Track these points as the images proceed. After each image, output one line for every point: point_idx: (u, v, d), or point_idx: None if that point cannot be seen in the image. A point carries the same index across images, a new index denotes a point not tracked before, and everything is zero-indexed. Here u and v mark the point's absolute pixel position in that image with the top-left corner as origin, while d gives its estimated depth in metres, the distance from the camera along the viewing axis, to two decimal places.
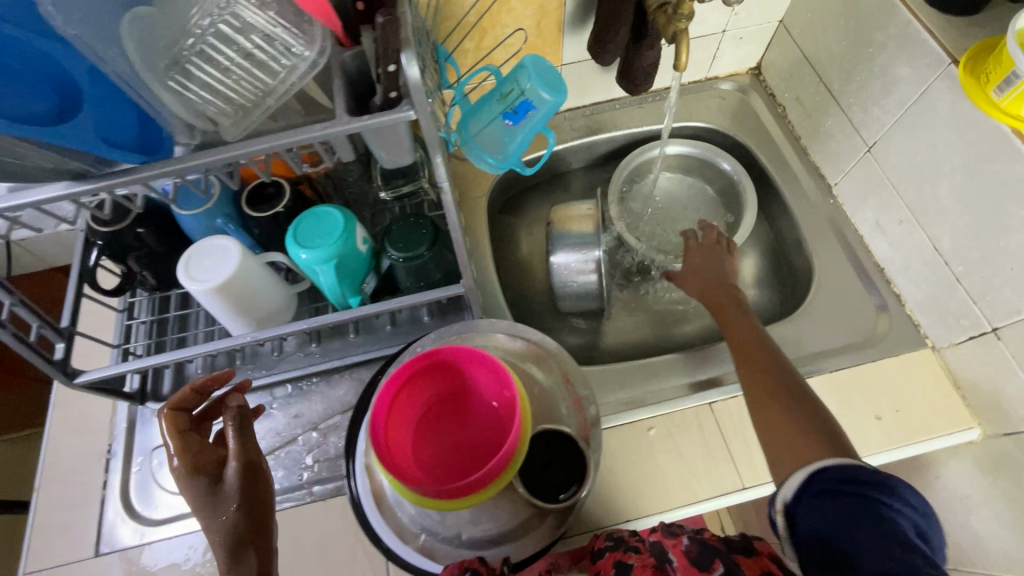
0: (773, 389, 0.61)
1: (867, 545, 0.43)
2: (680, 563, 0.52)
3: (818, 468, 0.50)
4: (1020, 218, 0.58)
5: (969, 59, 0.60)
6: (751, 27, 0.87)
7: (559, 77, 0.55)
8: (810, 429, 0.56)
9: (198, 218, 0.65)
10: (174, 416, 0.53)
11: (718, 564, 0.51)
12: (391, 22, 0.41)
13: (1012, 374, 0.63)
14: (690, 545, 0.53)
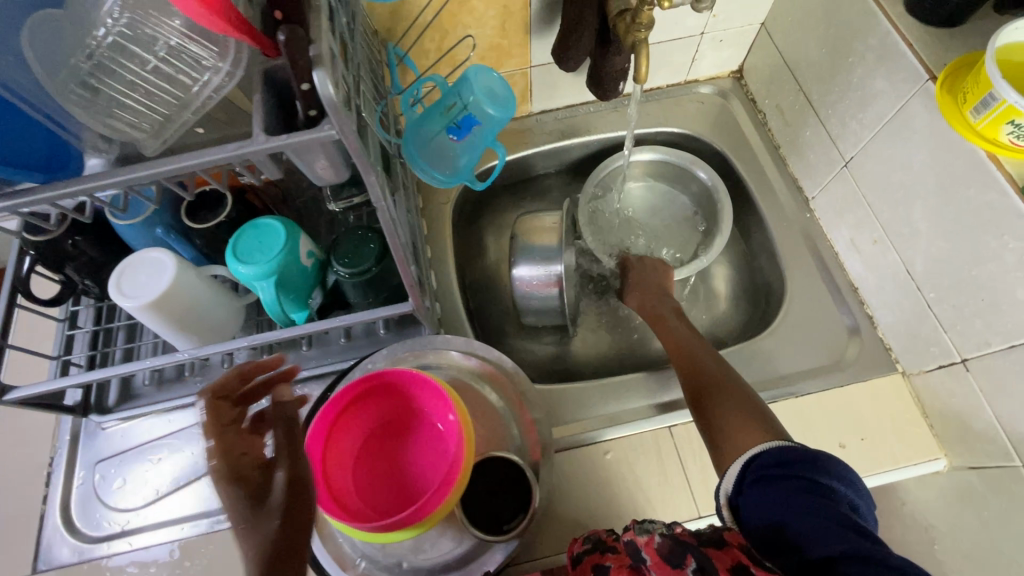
0: (706, 387, 0.63)
1: (804, 529, 0.43)
2: (653, 564, 0.46)
3: (756, 457, 0.51)
4: (992, 247, 0.55)
5: (948, 76, 0.57)
6: (731, 29, 0.83)
7: (506, 92, 0.55)
8: (746, 414, 0.57)
9: (136, 228, 0.62)
10: (219, 404, 0.45)
11: (691, 559, 0.46)
12: (303, 39, 0.37)
13: (979, 407, 0.60)
14: (660, 542, 0.47)
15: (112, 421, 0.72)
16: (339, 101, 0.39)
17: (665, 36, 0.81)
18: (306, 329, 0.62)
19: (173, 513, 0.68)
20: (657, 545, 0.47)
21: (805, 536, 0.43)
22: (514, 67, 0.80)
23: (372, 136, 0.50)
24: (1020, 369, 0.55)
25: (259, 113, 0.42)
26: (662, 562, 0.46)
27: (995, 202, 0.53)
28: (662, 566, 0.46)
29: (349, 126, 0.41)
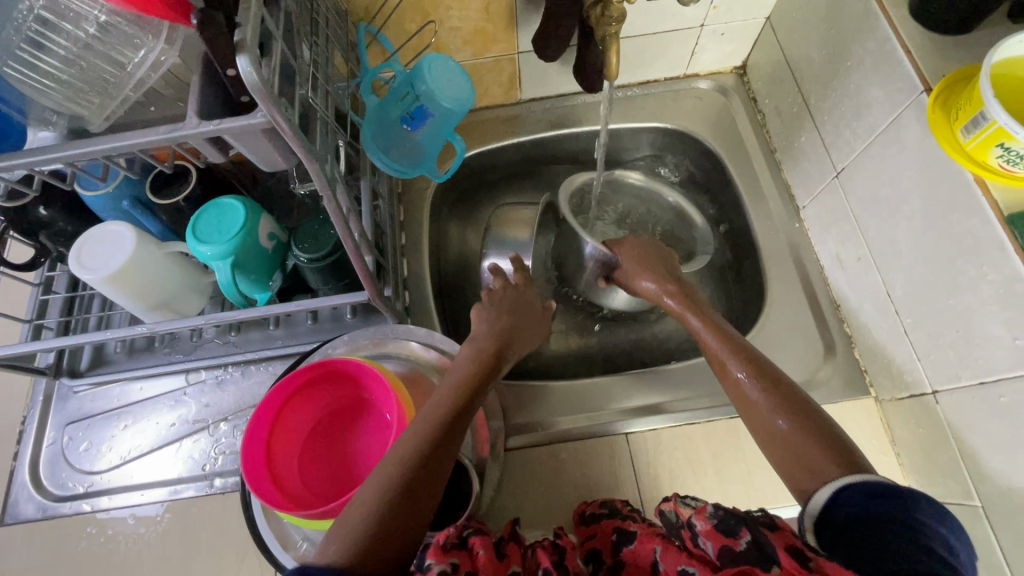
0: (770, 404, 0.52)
1: (888, 540, 0.39)
2: (704, 529, 0.46)
3: (840, 485, 0.44)
4: (971, 276, 0.51)
5: (944, 89, 0.53)
6: (734, 23, 0.79)
7: (458, 74, 0.56)
8: (824, 445, 0.48)
9: (103, 200, 0.62)
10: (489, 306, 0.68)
11: (746, 532, 0.44)
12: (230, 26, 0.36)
13: (944, 441, 0.58)
14: (715, 511, 0.47)
15: (83, 386, 0.74)
16: (266, 87, 0.38)
17: (662, 27, 0.77)
18: (264, 311, 0.62)
19: (133, 480, 0.70)
20: (709, 513, 0.47)
21: (888, 551, 0.38)
22: (500, 53, 0.77)
23: (320, 124, 0.49)
24: (988, 407, 0.52)
25: (193, 96, 0.41)
26: (714, 528, 0.46)
27: (977, 229, 0.50)
28: (713, 534, 0.45)
29: (281, 111, 0.40)
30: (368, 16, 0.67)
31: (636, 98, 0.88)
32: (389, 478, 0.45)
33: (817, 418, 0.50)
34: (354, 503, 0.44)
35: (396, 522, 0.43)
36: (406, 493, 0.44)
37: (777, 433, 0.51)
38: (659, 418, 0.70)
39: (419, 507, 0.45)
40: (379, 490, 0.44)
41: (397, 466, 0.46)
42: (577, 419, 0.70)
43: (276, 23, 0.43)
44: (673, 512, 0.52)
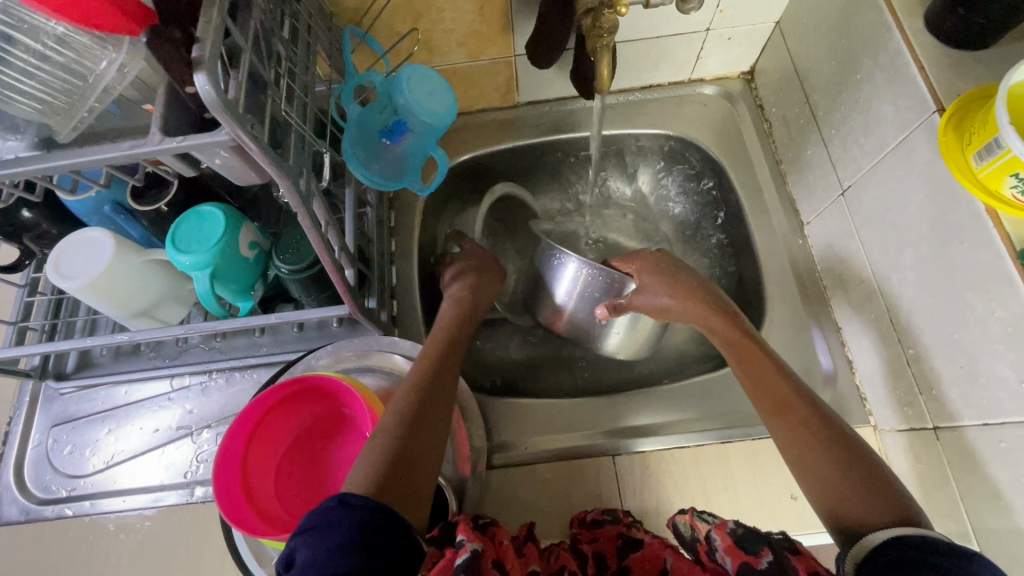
0: (819, 438, 0.51)
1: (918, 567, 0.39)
2: (722, 544, 0.51)
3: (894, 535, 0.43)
4: (978, 312, 0.49)
5: (957, 110, 0.50)
6: (741, 27, 0.75)
7: (436, 85, 0.55)
8: (858, 483, 0.48)
9: (84, 204, 0.61)
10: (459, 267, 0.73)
11: (767, 551, 0.49)
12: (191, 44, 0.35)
13: (944, 479, 0.55)
14: (736, 527, 0.51)
15: (69, 388, 0.73)
16: (227, 105, 0.36)
17: (666, 31, 0.74)
18: (243, 322, 0.61)
19: (117, 485, 0.70)
20: (731, 529, 0.52)
21: None
22: (496, 56, 0.74)
23: (293, 137, 0.47)
24: (991, 449, 0.50)
25: (156, 112, 0.39)
26: (734, 544, 0.50)
27: (986, 263, 0.47)
28: (733, 549, 0.50)
29: (246, 129, 0.39)
30: (356, 17, 0.65)
31: (637, 103, 0.85)
32: (397, 423, 0.52)
33: (867, 466, 0.49)
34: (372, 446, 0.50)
35: (414, 460, 0.50)
36: (415, 434, 0.51)
37: (823, 473, 0.50)
38: (648, 440, 0.68)
39: (430, 448, 0.52)
40: (393, 432, 0.51)
41: (402, 412, 0.53)
42: (563, 439, 0.69)
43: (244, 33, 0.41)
44: (687, 526, 0.56)
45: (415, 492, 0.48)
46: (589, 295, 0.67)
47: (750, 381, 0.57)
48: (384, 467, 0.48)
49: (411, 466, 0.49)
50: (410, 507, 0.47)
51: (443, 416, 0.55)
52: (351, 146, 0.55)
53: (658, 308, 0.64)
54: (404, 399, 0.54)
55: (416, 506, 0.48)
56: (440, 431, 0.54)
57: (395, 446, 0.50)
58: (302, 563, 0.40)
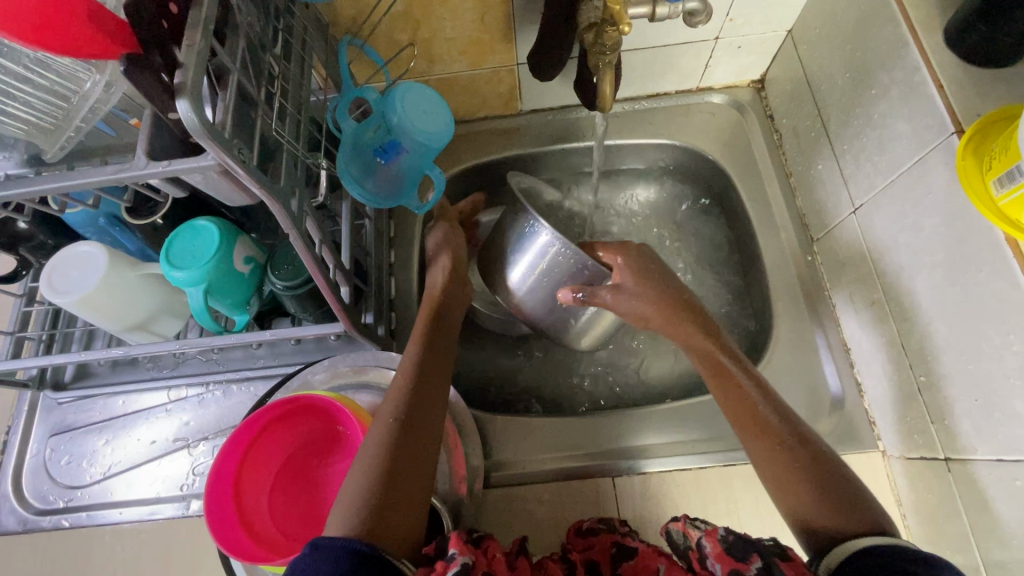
0: (790, 462, 0.49)
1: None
2: (713, 552, 0.46)
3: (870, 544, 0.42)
4: (994, 343, 0.47)
5: (977, 131, 0.48)
6: (752, 36, 0.72)
7: (431, 102, 0.56)
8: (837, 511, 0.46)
9: (79, 218, 0.60)
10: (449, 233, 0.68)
11: (755, 557, 0.44)
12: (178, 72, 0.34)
13: (954, 512, 0.54)
14: (726, 534, 0.47)
15: (68, 398, 0.73)
16: (212, 130, 0.35)
17: (673, 40, 0.71)
18: (238, 338, 0.60)
19: (113, 497, 0.69)
20: (720, 535, 0.47)
21: None
22: (498, 64, 0.72)
23: (285, 157, 0.46)
24: (1005, 485, 0.48)
25: (142, 135, 0.38)
26: (723, 551, 0.46)
27: (1005, 293, 0.45)
28: (721, 555, 0.46)
29: (232, 154, 0.38)
30: (354, 27, 0.63)
31: (643, 112, 0.83)
32: (376, 452, 0.48)
33: (841, 481, 0.48)
34: (354, 479, 0.47)
35: (399, 491, 0.46)
36: (397, 461, 0.48)
37: (793, 487, 0.48)
38: (649, 461, 0.66)
39: (415, 473, 0.48)
40: (370, 464, 0.48)
41: (380, 443, 0.49)
42: (562, 457, 0.67)
43: (232, 54, 0.40)
44: (680, 534, 0.52)
45: (398, 522, 0.45)
46: (553, 277, 0.62)
47: (729, 407, 0.53)
48: (369, 501, 0.45)
49: (395, 498, 0.46)
50: (391, 537, 0.44)
51: (429, 440, 0.51)
52: (346, 163, 0.54)
53: (635, 314, 0.59)
54: (379, 426, 0.51)
55: (402, 535, 0.45)
56: (431, 444, 0.51)
57: (379, 480, 0.46)
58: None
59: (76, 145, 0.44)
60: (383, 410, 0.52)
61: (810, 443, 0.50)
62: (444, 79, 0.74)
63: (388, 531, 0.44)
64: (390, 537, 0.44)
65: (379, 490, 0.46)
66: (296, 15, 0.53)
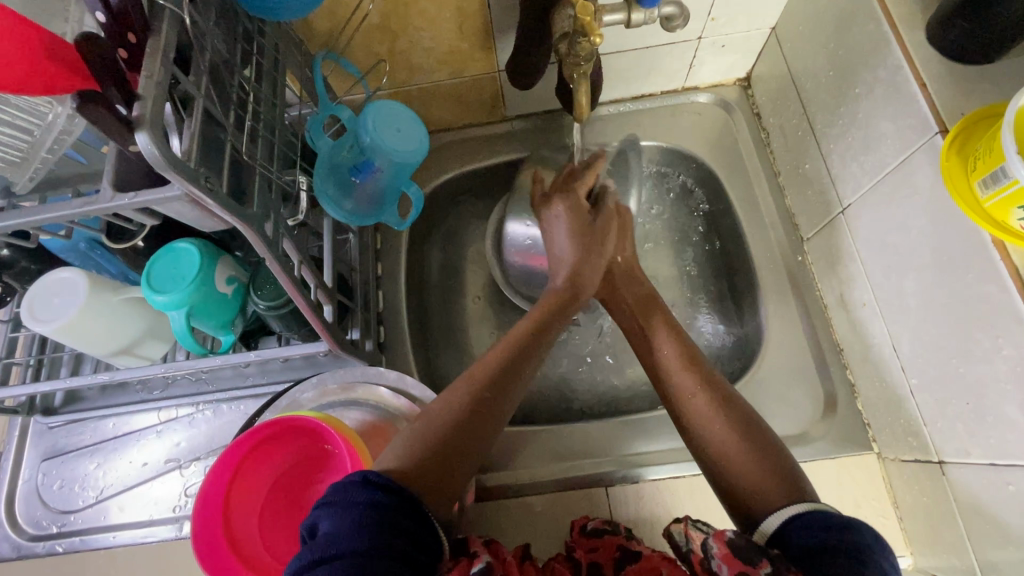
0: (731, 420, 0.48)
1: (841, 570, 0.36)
2: (720, 553, 0.41)
3: (789, 515, 0.42)
4: (984, 347, 0.46)
5: (961, 130, 0.47)
6: (735, 34, 0.71)
7: (400, 121, 0.54)
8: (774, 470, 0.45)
9: (60, 243, 0.60)
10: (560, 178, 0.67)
11: (767, 563, 0.38)
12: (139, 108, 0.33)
13: (950, 517, 0.53)
14: (734, 536, 0.41)
15: (59, 422, 0.73)
16: (176, 161, 0.35)
17: (655, 41, 0.70)
18: (222, 359, 0.60)
19: (107, 520, 0.69)
20: (728, 537, 0.42)
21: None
22: (480, 72, 0.71)
23: (258, 181, 0.45)
24: (999, 490, 0.47)
25: (107, 168, 0.38)
26: (731, 553, 0.40)
27: (994, 296, 0.44)
28: (729, 558, 0.40)
29: (199, 183, 0.37)
30: (331, 40, 0.62)
31: (629, 114, 0.82)
32: (453, 404, 0.47)
33: (774, 452, 0.46)
34: (425, 420, 0.47)
35: (462, 447, 0.45)
36: (471, 417, 0.47)
37: (724, 457, 0.47)
38: (647, 469, 0.65)
39: (484, 438, 0.47)
40: (444, 418, 0.46)
41: (462, 394, 0.48)
42: (563, 467, 0.66)
43: (198, 82, 0.40)
44: (681, 538, 0.47)
45: (448, 479, 0.43)
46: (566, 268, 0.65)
47: (662, 394, 0.54)
48: (425, 447, 0.44)
49: (454, 455, 0.44)
50: (430, 491, 0.42)
51: (506, 409, 0.50)
52: (321, 182, 0.54)
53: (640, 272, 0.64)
54: (470, 379, 0.50)
55: (446, 493, 0.43)
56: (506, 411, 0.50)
57: (444, 432, 0.45)
58: (321, 537, 0.36)
59: (47, 175, 0.43)
60: (480, 367, 0.51)
61: (742, 414, 0.49)
62: (426, 88, 0.73)
63: (433, 485, 0.42)
64: (434, 494, 0.42)
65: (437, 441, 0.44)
66: (267, 33, 0.52)
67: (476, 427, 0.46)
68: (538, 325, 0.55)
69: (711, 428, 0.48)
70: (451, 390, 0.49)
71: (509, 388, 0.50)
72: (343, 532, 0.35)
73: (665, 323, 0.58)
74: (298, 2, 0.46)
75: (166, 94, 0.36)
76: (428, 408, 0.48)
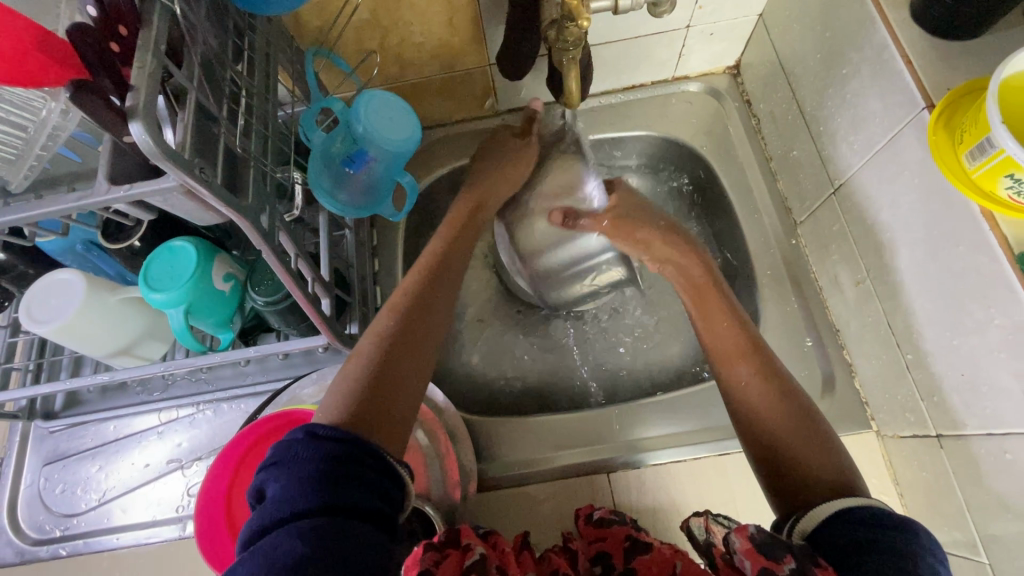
0: (804, 414, 0.48)
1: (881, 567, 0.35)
2: (741, 548, 0.40)
3: (839, 509, 0.40)
4: (977, 318, 0.46)
5: (948, 104, 0.47)
6: (723, 22, 0.72)
7: (396, 108, 0.55)
8: (830, 461, 0.45)
9: (56, 245, 0.60)
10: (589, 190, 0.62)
11: (790, 558, 0.37)
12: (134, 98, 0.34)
13: (949, 489, 0.53)
14: (756, 531, 0.40)
15: (60, 427, 0.73)
16: (169, 151, 0.35)
17: (644, 30, 0.71)
18: (221, 356, 0.60)
19: (110, 522, 0.69)
20: (750, 531, 0.41)
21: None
22: (471, 65, 0.72)
23: (252, 175, 0.46)
24: (997, 459, 0.47)
25: (102, 161, 0.38)
26: (753, 548, 0.39)
27: (985, 267, 0.44)
28: (752, 553, 0.39)
29: (194, 173, 0.37)
30: (321, 36, 0.63)
31: (620, 105, 0.82)
32: (378, 340, 0.47)
33: (826, 448, 0.45)
34: (354, 362, 0.46)
35: (402, 381, 0.45)
36: (399, 350, 0.47)
37: (779, 446, 0.46)
38: (648, 454, 0.66)
39: (417, 368, 0.47)
40: (373, 354, 0.46)
41: (385, 330, 0.48)
42: (565, 454, 0.67)
43: (190, 74, 0.40)
44: (702, 531, 0.48)
45: (393, 414, 0.43)
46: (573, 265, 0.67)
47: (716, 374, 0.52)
48: (361, 385, 0.44)
49: (393, 388, 0.44)
50: (376, 426, 0.42)
51: (433, 333, 0.50)
52: (316, 174, 0.53)
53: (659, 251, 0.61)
54: (390, 313, 0.50)
55: (396, 428, 0.43)
56: (434, 338, 0.50)
57: (377, 363, 0.45)
58: (270, 500, 0.35)
59: (40, 172, 0.43)
60: (395, 303, 0.51)
61: (799, 406, 0.48)
62: (418, 84, 0.73)
63: (374, 420, 0.42)
64: (381, 429, 0.42)
65: (372, 378, 0.44)
66: (258, 28, 0.53)
67: (406, 357, 0.47)
68: (445, 253, 0.57)
69: (767, 424, 0.47)
70: (372, 329, 0.49)
71: (429, 316, 0.50)
72: (293, 494, 0.35)
73: (718, 297, 0.56)
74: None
75: (159, 85, 0.36)
76: (355, 351, 0.47)
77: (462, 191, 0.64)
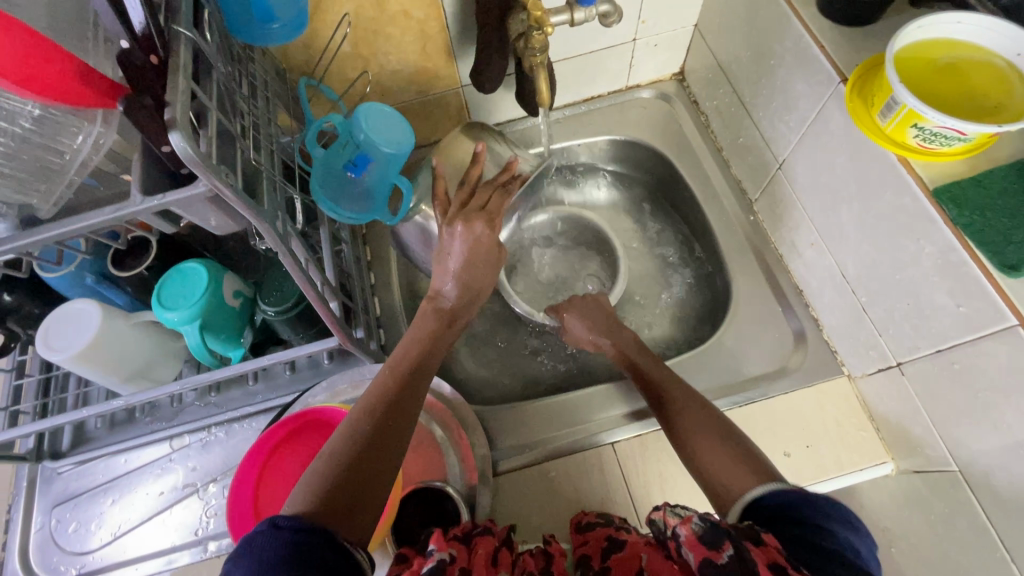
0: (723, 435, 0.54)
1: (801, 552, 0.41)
2: (686, 540, 0.43)
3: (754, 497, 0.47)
4: (911, 251, 0.54)
5: (858, 77, 0.56)
6: (664, 33, 0.82)
7: (390, 119, 0.60)
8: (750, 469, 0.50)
9: (66, 281, 0.62)
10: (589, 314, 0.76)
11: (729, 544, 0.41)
12: (172, 110, 0.39)
13: (916, 411, 0.59)
14: (699, 521, 0.43)
15: (67, 465, 0.73)
16: (203, 158, 0.40)
17: (595, 45, 0.80)
18: (236, 367, 0.63)
19: (127, 555, 0.69)
20: (693, 524, 0.44)
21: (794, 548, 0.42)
22: (444, 89, 0.79)
23: (266, 183, 0.50)
24: (948, 372, 0.54)
25: (137, 175, 0.43)
26: (695, 539, 0.43)
27: (909, 204, 0.52)
28: (695, 544, 0.42)
29: (221, 178, 0.42)
30: (309, 70, 0.69)
31: (583, 114, 0.91)
32: (353, 435, 0.48)
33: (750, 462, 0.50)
34: (326, 455, 0.47)
35: (373, 476, 0.46)
36: (372, 444, 0.48)
37: (702, 459, 0.53)
38: (622, 429, 0.70)
39: (390, 463, 0.48)
40: (343, 450, 0.47)
41: (360, 425, 0.49)
42: (556, 435, 0.71)
43: (209, 96, 0.45)
44: (660, 522, 0.48)
45: (362, 508, 0.44)
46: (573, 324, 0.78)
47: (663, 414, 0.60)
48: (331, 484, 0.44)
49: (366, 485, 0.45)
50: (347, 521, 0.43)
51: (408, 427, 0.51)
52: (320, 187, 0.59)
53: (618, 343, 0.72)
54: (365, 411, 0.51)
55: (364, 519, 0.44)
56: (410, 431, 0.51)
57: (349, 458, 0.46)
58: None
59: (70, 199, 0.47)
60: (370, 399, 0.52)
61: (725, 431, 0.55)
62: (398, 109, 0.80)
63: (341, 513, 0.43)
64: (347, 522, 0.43)
65: (345, 474, 0.45)
66: (256, 63, 0.59)
67: (382, 454, 0.48)
68: (423, 352, 0.58)
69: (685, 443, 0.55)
70: (347, 423, 0.50)
71: (405, 414, 0.52)
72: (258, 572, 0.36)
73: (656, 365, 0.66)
74: (279, 29, 0.53)
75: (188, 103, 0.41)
76: (328, 443, 0.48)
77: (433, 296, 0.64)
